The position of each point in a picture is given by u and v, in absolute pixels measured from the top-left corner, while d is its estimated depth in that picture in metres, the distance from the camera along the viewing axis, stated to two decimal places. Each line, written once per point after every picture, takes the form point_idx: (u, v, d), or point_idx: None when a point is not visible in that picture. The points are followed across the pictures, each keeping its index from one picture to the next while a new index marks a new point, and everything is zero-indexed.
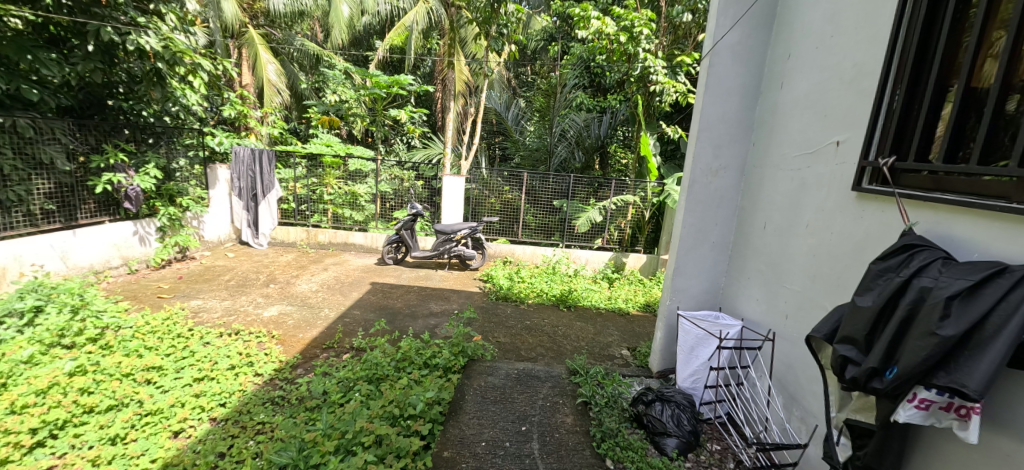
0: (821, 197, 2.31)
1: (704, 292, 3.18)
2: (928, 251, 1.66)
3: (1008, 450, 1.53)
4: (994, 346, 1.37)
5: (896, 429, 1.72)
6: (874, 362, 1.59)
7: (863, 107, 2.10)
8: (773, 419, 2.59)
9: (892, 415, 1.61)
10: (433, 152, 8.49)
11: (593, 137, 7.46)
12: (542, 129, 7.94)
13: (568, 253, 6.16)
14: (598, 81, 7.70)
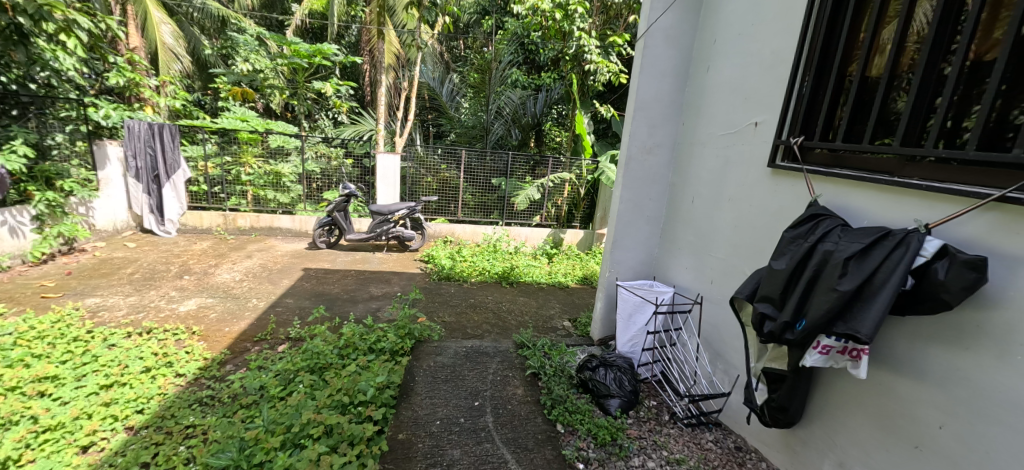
0: (742, 173, 2.56)
1: (640, 262, 3.41)
2: (829, 220, 1.93)
3: (884, 381, 1.85)
4: (880, 298, 1.63)
5: (803, 372, 2.02)
6: (787, 316, 1.84)
7: (779, 91, 2.35)
8: (702, 372, 2.91)
9: (799, 361, 1.89)
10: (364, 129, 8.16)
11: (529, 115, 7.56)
12: (477, 105, 7.83)
13: (508, 231, 6.26)
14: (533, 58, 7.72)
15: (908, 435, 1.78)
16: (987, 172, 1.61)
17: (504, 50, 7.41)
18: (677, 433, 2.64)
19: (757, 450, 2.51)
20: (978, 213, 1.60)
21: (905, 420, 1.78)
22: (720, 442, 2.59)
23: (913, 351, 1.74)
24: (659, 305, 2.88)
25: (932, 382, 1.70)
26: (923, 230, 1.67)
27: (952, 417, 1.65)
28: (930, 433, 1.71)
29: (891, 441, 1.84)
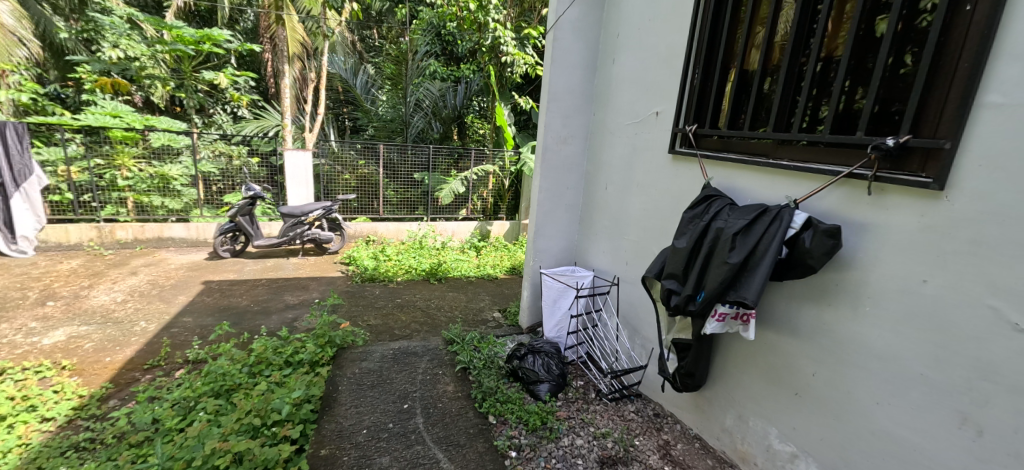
0: (647, 159, 2.73)
1: (563, 249, 3.53)
2: (720, 200, 2.13)
3: (769, 340, 2.07)
4: (762, 266, 1.82)
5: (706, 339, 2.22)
6: (689, 289, 2.01)
7: (675, 83, 2.52)
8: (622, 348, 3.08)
9: (702, 329, 2.07)
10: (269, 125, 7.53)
11: (449, 107, 7.40)
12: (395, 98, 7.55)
13: (434, 226, 6.13)
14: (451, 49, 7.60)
15: (791, 384, 1.98)
16: (837, 152, 1.81)
17: (419, 40, 7.19)
18: (602, 409, 2.77)
19: (673, 415, 2.72)
20: (832, 189, 1.80)
21: (787, 371, 1.99)
22: (641, 412, 2.77)
23: (788, 310, 1.96)
24: (579, 289, 2.98)
25: (804, 337, 1.91)
26: (792, 206, 1.88)
27: (820, 364, 1.85)
28: (806, 381, 1.91)
29: (778, 391, 2.04)
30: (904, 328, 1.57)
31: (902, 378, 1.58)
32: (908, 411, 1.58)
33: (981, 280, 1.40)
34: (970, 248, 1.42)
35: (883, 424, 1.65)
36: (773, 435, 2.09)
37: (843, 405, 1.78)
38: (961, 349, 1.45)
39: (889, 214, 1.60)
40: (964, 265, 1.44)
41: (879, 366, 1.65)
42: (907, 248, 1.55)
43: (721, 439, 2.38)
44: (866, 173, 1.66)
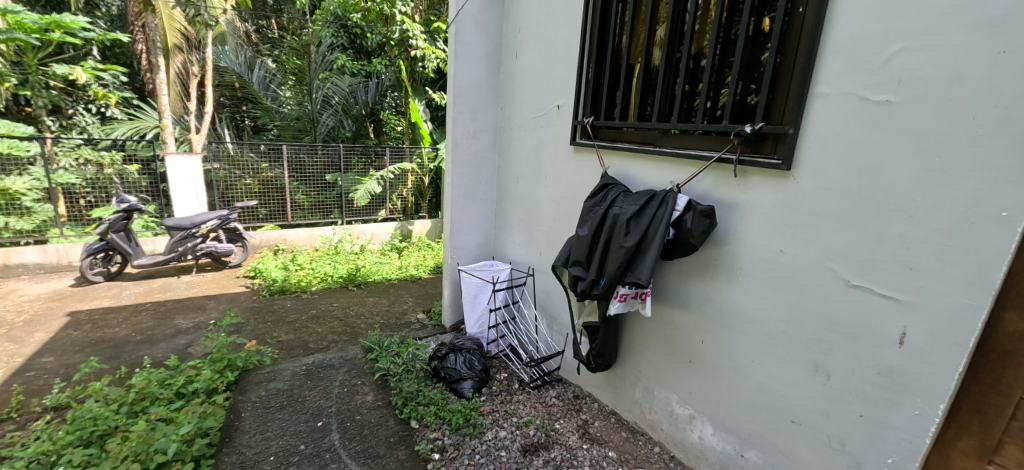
0: (553, 151, 2.80)
1: (480, 244, 3.52)
2: (616, 188, 2.25)
3: (666, 314, 2.21)
4: (653, 247, 1.94)
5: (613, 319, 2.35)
6: (593, 274, 2.10)
7: (572, 77, 2.62)
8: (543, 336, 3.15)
9: (607, 309, 2.18)
10: (145, 125, 6.99)
11: (360, 104, 7.00)
12: (300, 95, 6.91)
13: (350, 230, 5.80)
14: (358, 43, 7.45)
15: (686, 353, 2.13)
16: (710, 137, 1.98)
17: (321, 32, 6.73)
18: (525, 398, 2.81)
19: (591, 394, 2.84)
20: (705, 173, 1.97)
21: (682, 341, 2.15)
22: (562, 396, 2.86)
23: (679, 285, 2.11)
24: (494, 283, 2.99)
25: (693, 308, 2.07)
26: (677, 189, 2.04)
27: (708, 332, 2.01)
28: (698, 349, 2.07)
29: (677, 361, 2.19)
30: (768, 292, 1.73)
31: (770, 336, 1.74)
32: (776, 365, 1.73)
33: (818, 245, 1.55)
34: (810, 219, 1.56)
35: (758, 379, 1.81)
36: (675, 401, 2.24)
37: (727, 366, 1.93)
38: (809, 305, 1.59)
39: (750, 193, 1.78)
40: (807, 234, 1.58)
41: (753, 328, 1.81)
42: (768, 223, 1.71)
43: (633, 411, 2.53)
44: (732, 158, 1.81)
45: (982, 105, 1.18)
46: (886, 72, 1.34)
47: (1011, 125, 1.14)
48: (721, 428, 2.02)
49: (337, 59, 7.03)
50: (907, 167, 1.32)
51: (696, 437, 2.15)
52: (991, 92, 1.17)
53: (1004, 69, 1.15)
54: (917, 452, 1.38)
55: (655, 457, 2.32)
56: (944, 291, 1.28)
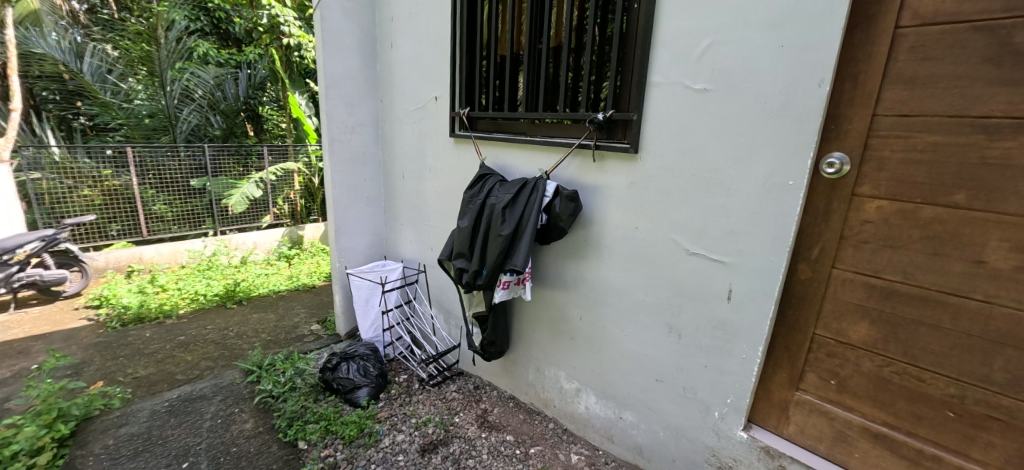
0: (434, 144, 2.73)
1: (371, 243, 3.31)
2: (493, 179, 2.22)
3: (548, 295, 2.20)
4: (527, 234, 1.94)
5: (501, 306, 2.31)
6: (475, 265, 2.06)
7: (445, 67, 2.57)
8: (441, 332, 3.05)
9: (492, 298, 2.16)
10: None
11: (229, 99, 5.68)
12: (153, 89, 5.24)
13: (226, 241, 4.96)
14: (223, 27, 6.29)
15: (569, 330, 2.14)
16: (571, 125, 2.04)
17: (170, 12, 5.40)
18: (425, 397, 2.69)
19: (490, 383, 2.79)
20: (569, 160, 2.04)
21: (563, 320, 2.16)
22: (461, 389, 2.77)
23: (557, 267, 2.12)
24: (383, 283, 2.83)
25: (569, 288, 2.10)
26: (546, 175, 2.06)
27: (584, 308, 2.04)
28: (577, 325, 2.09)
29: (560, 338, 2.20)
30: (629, 264, 1.81)
31: (632, 305, 1.82)
32: (640, 331, 1.81)
33: (664, 220, 1.65)
34: (658, 197, 1.66)
35: (628, 346, 1.88)
36: (564, 378, 2.25)
37: (603, 338, 1.98)
38: (660, 273, 1.70)
39: (608, 177, 1.83)
40: (655, 210, 1.68)
41: (618, 300, 1.88)
42: (623, 204, 1.78)
43: (530, 393, 2.50)
44: (589, 143, 1.87)
45: (771, 90, 1.34)
46: (703, 63, 1.47)
47: (792, 105, 1.30)
48: (602, 396, 2.05)
49: (199, 46, 5.73)
50: (724, 144, 1.45)
51: (582, 408, 2.18)
52: (777, 78, 1.32)
53: (784, 59, 1.30)
54: (747, 389, 1.51)
55: (549, 433, 2.31)
56: (756, 250, 1.43)
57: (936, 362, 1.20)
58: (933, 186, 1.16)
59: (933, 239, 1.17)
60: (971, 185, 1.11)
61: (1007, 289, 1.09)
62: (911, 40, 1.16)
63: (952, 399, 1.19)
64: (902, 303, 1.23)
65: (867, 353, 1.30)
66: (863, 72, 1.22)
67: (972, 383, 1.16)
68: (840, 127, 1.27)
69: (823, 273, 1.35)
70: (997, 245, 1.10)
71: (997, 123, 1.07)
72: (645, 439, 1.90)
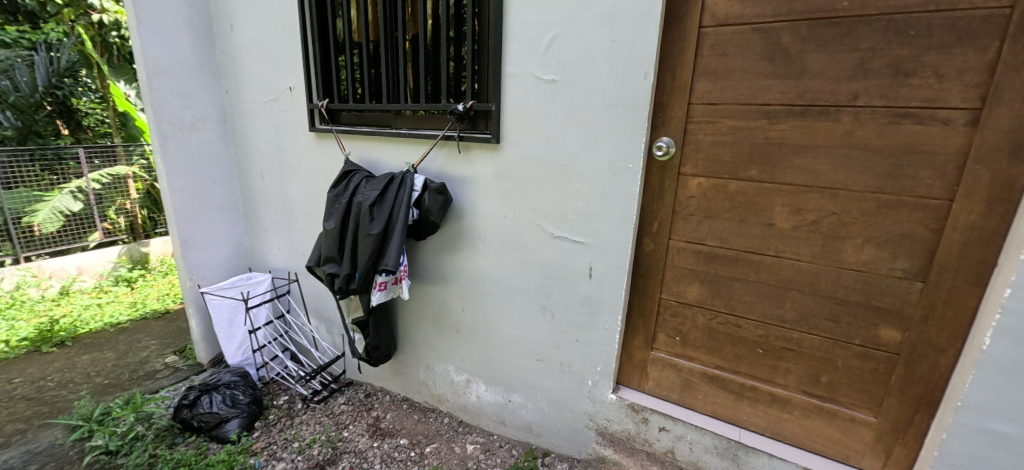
0: (293, 140, 2.31)
1: (229, 258, 2.75)
2: (358, 172, 1.97)
3: (427, 292, 2.04)
4: (399, 230, 1.76)
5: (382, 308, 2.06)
6: (346, 269, 1.83)
7: (298, 53, 2.17)
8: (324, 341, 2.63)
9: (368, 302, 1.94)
10: None
11: (22, 89, 4.01)
12: None
13: (36, 268, 3.79)
14: None
15: (452, 323, 2.02)
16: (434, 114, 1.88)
17: None
18: (310, 416, 2.33)
19: (382, 388, 2.47)
20: (436, 151, 1.86)
21: (445, 313, 2.02)
22: (350, 401, 2.42)
23: (433, 261, 1.98)
24: (245, 299, 2.37)
25: (448, 281, 1.97)
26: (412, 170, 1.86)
27: (465, 299, 1.94)
28: (459, 318, 1.98)
29: (442, 332, 2.06)
30: (501, 252, 1.79)
31: (508, 293, 1.82)
32: (518, 315, 1.81)
33: (528, 207, 1.69)
34: (520, 186, 1.69)
35: (508, 331, 1.86)
36: (453, 370, 2.10)
37: (485, 327, 1.92)
38: (530, 257, 1.73)
39: (474, 167, 1.78)
40: (520, 199, 1.70)
41: (495, 288, 1.85)
42: (490, 194, 1.76)
43: (422, 391, 2.28)
44: (453, 134, 1.78)
45: (607, 82, 1.45)
46: (549, 55, 1.54)
47: (626, 95, 1.43)
48: (490, 381, 1.99)
49: None
50: (575, 132, 1.55)
51: (474, 398, 2.07)
52: (611, 71, 1.44)
53: (616, 53, 1.42)
54: (612, 357, 1.63)
55: (444, 429, 2.14)
56: (608, 229, 1.55)
57: (749, 309, 1.43)
58: (735, 164, 1.37)
59: (740, 207, 1.39)
60: (761, 161, 1.33)
61: (791, 244, 1.34)
62: (712, 39, 1.34)
63: (761, 338, 1.43)
64: (723, 263, 1.45)
65: (701, 309, 1.51)
66: (678, 65, 1.39)
67: (773, 323, 1.40)
68: (665, 115, 1.44)
69: (663, 245, 1.53)
70: (783, 209, 1.33)
71: (776, 110, 1.29)
72: (534, 416, 1.89)
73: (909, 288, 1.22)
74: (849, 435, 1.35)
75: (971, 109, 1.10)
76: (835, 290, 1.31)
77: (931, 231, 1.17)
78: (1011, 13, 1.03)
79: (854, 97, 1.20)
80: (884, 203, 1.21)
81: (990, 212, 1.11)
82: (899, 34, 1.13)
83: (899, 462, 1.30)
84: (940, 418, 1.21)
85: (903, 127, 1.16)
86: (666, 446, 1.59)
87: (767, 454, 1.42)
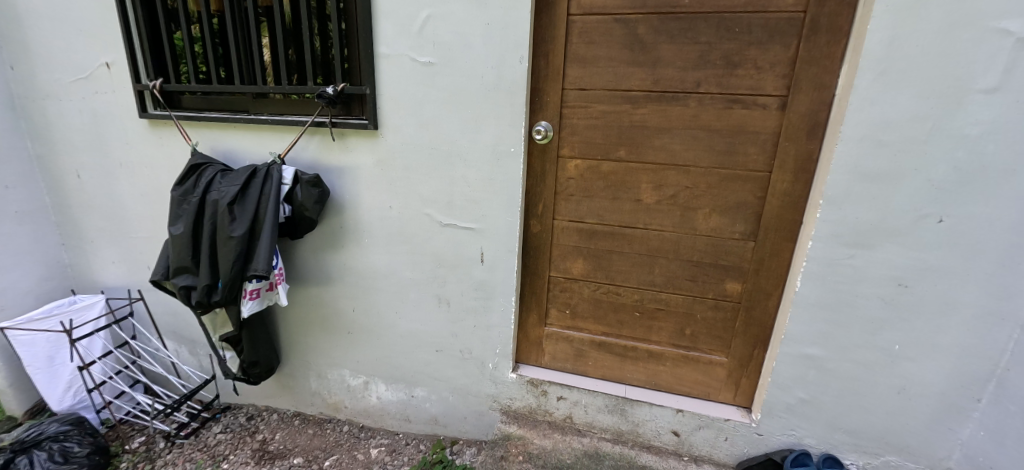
0: (119, 129, 1.90)
1: (42, 281, 2.16)
2: (210, 165, 1.69)
3: (311, 294, 1.88)
4: (268, 231, 1.56)
5: (257, 319, 1.83)
6: (205, 279, 1.58)
7: (113, 22, 1.76)
8: (187, 366, 2.25)
9: (239, 315, 1.70)
10: None
11: None
12: None
13: None
14: None
15: (342, 325, 1.88)
16: (301, 99, 1.68)
17: None
18: (178, 454, 2.01)
19: (266, 407, 2.22)
20: (306, 139, 1.68)
21: (334, 315, 1.88)
22: (228, 428, 2.13)
23: (315, 261, 1.82)
24: (66, 329, 1.90)
25: (334, 281, 1.83)
26: (279, 162, 1.64)
27: (356, 298, 1.82)
28: (350, 318, 1.86)
29: (331, 336, 1.92)
30: (390, 245, 1.71)
31: (402, 286, 1.75)
32: (414, 308, 1.76)
33: (414, 196, 1.63)
34: (404, 174, 1.62)
35: (405, 325, 1.80)
36: (348, 374, 1.97)
37: (380, 324, 1.83)
38: (422, 248, 1.68)
39: (352, 156, 1.65)
40: (404, 188, 1.63)
41: (387, 283, 1.77)
42: (372, 185, 1.66)
43: (315, 403, 2.10)
44: (324, 120, 1.62)
45: (485, 65, 1.45)
46: (424, 35, 1.48)
47: (504, 80, 1.45)
48: (390, 380, 1.91)
49: None
50: (456, 118, 1.52)
51: (374, 400, 1.98)
52: (488, 54, 1.44)
53: (491, 36, 1.43)
54: (509, 338, 1.68)
55: (343, 438, 2.01)
56: (496, 213, 1.57)
57: (625, 278, 1.58)
58: (606, 145, 1.49)
59: (612, 186, 1.51)
60: (627, 142, 1.47)
61: (655, 216, 1.50)
62: (580, 26, 1.42)
63: (637, 302, 1.59)
64: (601, 238, 1.57)
65: (586, 282, 1.63)
66: (550, 51, 1.45)
67: (646, 288, 1.57)
68: (541, 100, 1.50)
69: (548, 225, 1.61)
70: (647, 186, 1.48)
71: (636, 95, 1.42)
72: (439, 407, 1.88)
73: (745, 247, 1.45)
74: (709, 375, 1.59)
75: (780, 95, 1.32)
76: (691, 254, 1.50)
77: (758, 198, 1.40)
78: (803, 18, 1.26)
79: (697, 84, 1.37)
80: (722, 177, 1.42)
81: (796, 180, 1.36)
82: (727, 31, 1.32)
83: (746, 392, 1.57)
84: (771, 351, 1.48)
85: (734, 111, 1.36)
86: (565, 413, 1.70)
87: (648, 404, 1.60)
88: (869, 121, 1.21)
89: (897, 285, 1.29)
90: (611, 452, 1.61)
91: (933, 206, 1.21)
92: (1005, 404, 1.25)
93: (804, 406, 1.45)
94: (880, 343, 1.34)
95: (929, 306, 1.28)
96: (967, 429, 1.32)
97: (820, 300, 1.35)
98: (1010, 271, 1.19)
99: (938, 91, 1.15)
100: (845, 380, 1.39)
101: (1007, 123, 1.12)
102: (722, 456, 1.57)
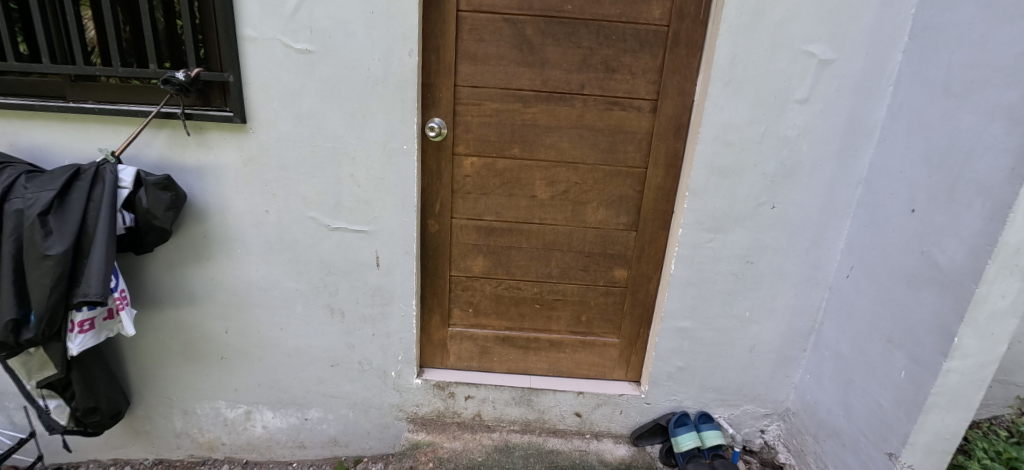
0: None
1: None
2: (9, 168, 1.31)
3: (167, 317, 1.58)
4: (101, 247, 1.24)
5: (93, 354, 1.49)
6: (9, 314, 1.22)
7: None
8: None
9: (67, 352, 1.36)
10: None
11: None
12: None
13: None
14: None
15: (212, 350, 1.63)
16: (143, 85, 1.40)
17: None
18: None
19: (114, 460, 1.83)
20: (151, 134, 1.41)
21: (200, 340, 1.61)
22: None
23: (171, 278, 1.54)
24: None
25: (198, 300, 1.57)
26: (113, 161, 1.33)
27: (228, 318, 1.59)
28: (222, 341, 1.62)
29: (198, 365, 1.65)
30: (269, 255, 1.52)
31: (286, 300, 1.57)
32: (302, 322, 1.60)
33: (295, 197, 1.46)
34: (281, 173, 1.44)
35: (291, 342, 1.62)
36: (223, 406, 1.72)
37: (260, 345, 1.62)
38: (307, 257, 1.53)
39: (213, 155, 1.42)
40: (283, 189, 1.46)
41: (267, 298, 1.57)
42: (242, 187, 1.45)
43: (181, 445, 1.79)
44: (174, 111, 1.37)
45: (370, 58, 1.33)
46: (298, 19, 1.30)
47: (391, 74, 1.34)
48: (277, 405, 1.71)
49: None
50: (339, 112, 1.38)
51: (259, 431, 1.75)
52: (373, 46, 1.32)
53: (376, 26, 1.30)
54: (412, 343, 1.61)
55: None
56: (390, 215, 1.48)
57: (524, 273, 1.63)
58: (500, 144, 1.50)
59: (508, 183, 1.54)
60: (520, 140, 1.49)
61: (549, 211, 1.56)
62: (469, 23, 1.38)
63: (537, 294, 1.65)
64: (500, 235, 1.59)
65: (487, 279, 1.64)
66: (440, 46, 1.40)
67: (544, 280, 1.64)
68: (434, 96, 1.45)
69: (446, 224, 1.58)
70: (541, 183, 1.53)
71: (527, 95, 1.45)
72: (337, 427, 1.73)
73: (628, 236, 1.58)
74: (604, 356, 1.72)
75: (651, 99, 1.45)
76: (584, 245, 1.60)
77: (637, 191, 1.54)
78: (667, 31, 1.38)
79: (581, 87, 1.44)
80: (607, 173, 1.52)
81: (667, 175, 1.52)
82: (605, 38, 1.39)
83: (636, 367, 1.73)
84: (654, 329, 1.65)
85: (614, 112, 1.46)
86: (473, 411, 1.70)
87: (551, 391, 1.68)
88: (718, 124, 1.37)
89: (745, 262, 1.52)
90: (521, 443, 1.67)
91: (767, 196, 1.44)
92: (821, 351, 1.54)
93: (681, 373, 1.65)
94: (736, 312, 1.57)
95: (768, 278, 1.53)
96: (798, 374, 1.64)
97: (691, 280, 1.54)
98: (820, 245, 1.48)
99: (765, 100, 1.35)
100: (711, 347, 1.61)
101: (814, 128, 1.37)
102: (618, 429, 1.72)
